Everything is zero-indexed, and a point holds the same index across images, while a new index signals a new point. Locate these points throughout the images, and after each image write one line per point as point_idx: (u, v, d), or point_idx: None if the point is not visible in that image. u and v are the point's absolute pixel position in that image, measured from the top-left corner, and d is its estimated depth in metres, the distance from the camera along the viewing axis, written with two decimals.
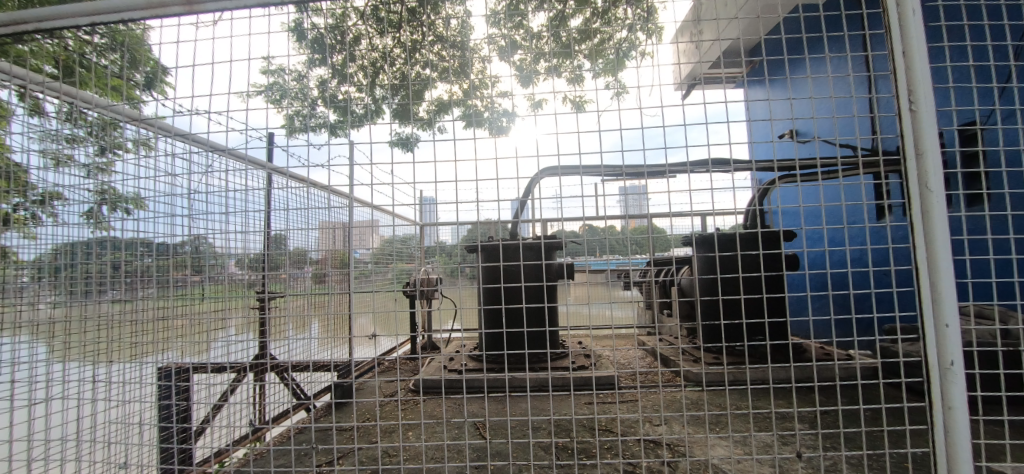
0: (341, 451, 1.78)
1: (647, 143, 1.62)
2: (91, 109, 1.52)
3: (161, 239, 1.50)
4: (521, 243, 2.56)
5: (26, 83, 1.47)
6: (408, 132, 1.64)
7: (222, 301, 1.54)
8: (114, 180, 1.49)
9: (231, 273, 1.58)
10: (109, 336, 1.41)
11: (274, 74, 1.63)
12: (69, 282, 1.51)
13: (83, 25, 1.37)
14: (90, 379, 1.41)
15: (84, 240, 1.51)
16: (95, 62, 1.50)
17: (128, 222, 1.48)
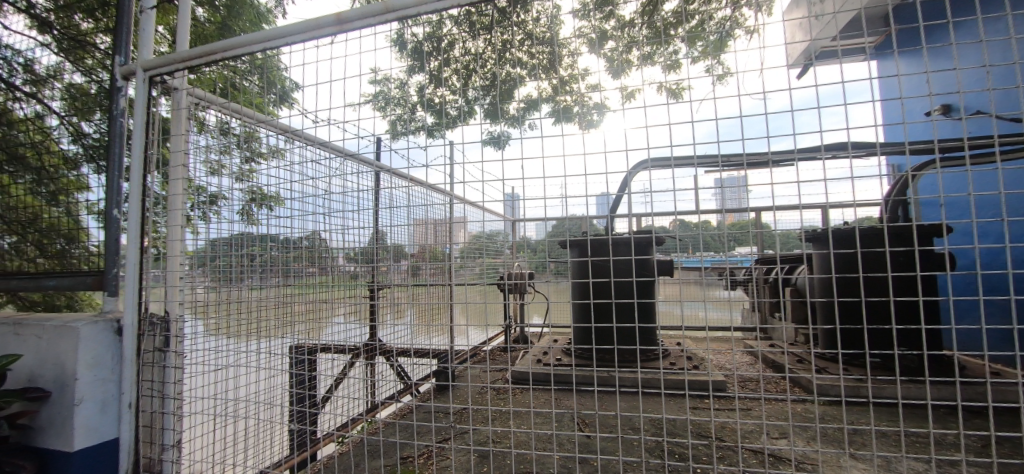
0: (449, 432, 1.92)
1: (749, 131, 1.36)
2: (238, 121, 1.70)
3: (290, 234, 1.73)
4: (614, 239, 2.48)
5: (206, 103, 1.67)
6: (499, 131, 1.56)
7: (348, 287, 1.82)
8: (260, 181, 1.62)
9: (340, 265, 1.74)
10: (252, 318, 1.59)
11: (381, 83, 1.59)
12: (216, 268, 1.71)
13: (254, 52, 1.55)
14: (225, 352, 1.54)
15: (238, 233, 1.68)
16: (245, 83, 1.71)
17: (272, 218, 1.64)
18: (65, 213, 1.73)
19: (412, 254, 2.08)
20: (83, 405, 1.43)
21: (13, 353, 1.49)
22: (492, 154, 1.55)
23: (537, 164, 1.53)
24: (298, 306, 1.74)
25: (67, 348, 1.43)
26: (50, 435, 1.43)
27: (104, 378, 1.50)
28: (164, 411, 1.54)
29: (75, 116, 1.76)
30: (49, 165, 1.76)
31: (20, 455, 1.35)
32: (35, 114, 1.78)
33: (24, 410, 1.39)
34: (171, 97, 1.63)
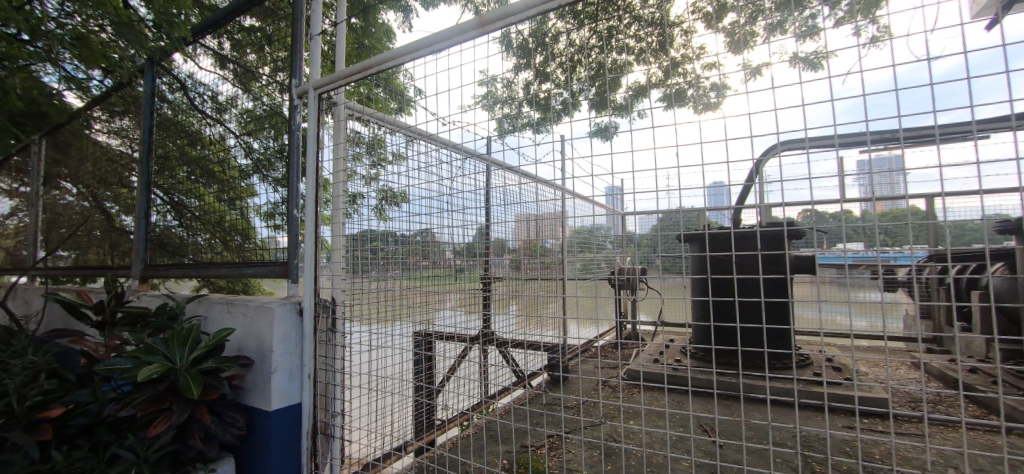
0: (568, 425, 2.06)
1: (956, 99, 0.94)
2: (372, 123, 1.78)
3: (401, 230, 1.76)
4: (743, 235, 2.23)
5: (360, 115, 1.76)
6: (606, 121, 1.36)
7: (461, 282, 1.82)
8: (391, 180, 1.73)
9: (448, 261, 1.73)
10: (389, 302, 1.66)
11: (489, 84, 1.53)
12: (352, 259, 1.72)
13: (405, 62, 1.62)
14: (367, 336, 1.65)
15: (371, 230, 1.75)
16: (378, 95, 1.82)
17: (402, 214, 1.71)
18: (240, 214, 2.08)
19: (521, 251, 1.92)
20: (276, 374, 1.61)
21: (228, 326, 1.76)
22: (633, 138, 1.31)
23: (697, 150, 1.22)
24: (418, 296, 1.76)
25: (264, 324, 1.63)
26: (253, 397, 1.64)
27: (291, 352, 1.66)
28: (331, 383, 1.65)
29: (245, 135, 2.09)
30: (229, 175, 2.13)
31: (234, 412, 1.58)
32: (219, 136, 2.16)
33: (237, 375, 1.61)
34: (333, 110, 1.75)
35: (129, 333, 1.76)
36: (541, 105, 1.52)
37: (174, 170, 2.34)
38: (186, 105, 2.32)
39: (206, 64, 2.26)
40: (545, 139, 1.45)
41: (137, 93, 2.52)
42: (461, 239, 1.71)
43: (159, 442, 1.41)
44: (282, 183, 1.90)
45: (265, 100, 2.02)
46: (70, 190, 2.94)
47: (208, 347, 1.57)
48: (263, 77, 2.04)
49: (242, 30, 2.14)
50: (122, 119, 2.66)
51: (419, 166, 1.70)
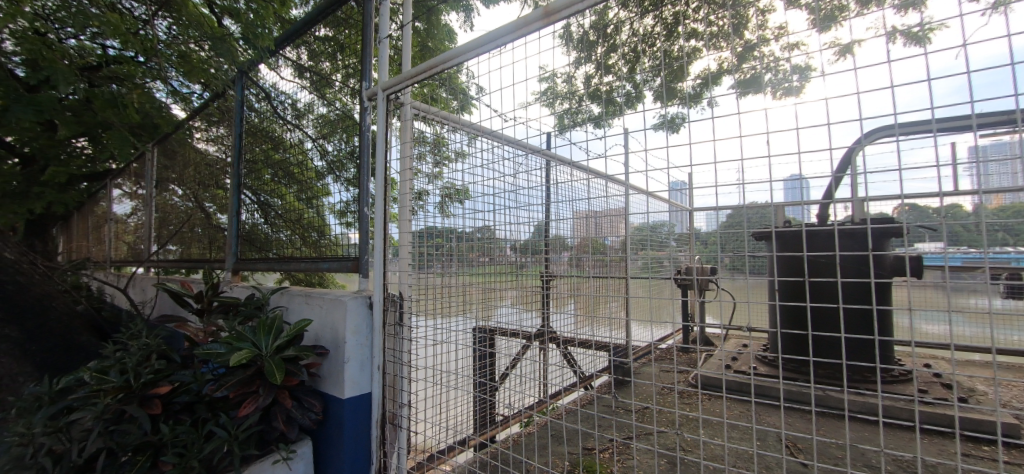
0: (638, 429, 2.00)
1: None
2: (435, 122, 1.83)
3: (462, 228, 1.75)
4: (837, 234, 1.99)
5: (425, 115, 1.82)
6: (675, 111, 1.26)
7: (519, 280, 1.80)
8: (453, 176, 1.77)
9: (506, 256, 1.75)
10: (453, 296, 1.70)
11: (548, 80, 1.49)
12: (417, 254, 1.76)
13: (468, 60, 1.64)
14: (433, 330, 1.69)
15: (434, 227, 1.77)
16: (441, 96, 1.85)
17: (463, 211, 1.72)
18: (316, 212, 2.23)
19: (580, 248, 1.88)
20: (349, 364, 1.71)
21: (306, 317, 1.89)
22: (706, 128, 1.17)
23: (793, 137, 1.06)
24: (479, 292, 1.77)
25: (338, 317, 1.74)
26: (327, 384, 1.77)
27: (362, 344, 1.76)
28: (398, 375, 1.71)
29: (320, 139, 2.24)
30: (307, 176, 2.30)
31: (312, 398, 1.72)
32: (299, 140, 2.34)
33: (314, 364, 1.73)
34: (399, 111, 1.84)
35: (225, 320, 1.95)
36: (604, 98, 1.42)
37: (260, 173, 2.56)
38: (270, 113, 2.52)
39: (287, 74, 2.45)
40: (605, 133, 1.39)
41: (230, 103, 2.79)
42: (522, 235, 1.72)
43: (247, 422, 1.56)
44: (353, 183, 2.01)
45: (337, 105, 2.15)
46: (178, 192, 3.35)
47: (290, 337, 1.69)
48: (336, 83, 2.17)
49: (317, 40, 2.28)
50: (218, 128, 2.96)
51: (479, 164, 1.71)
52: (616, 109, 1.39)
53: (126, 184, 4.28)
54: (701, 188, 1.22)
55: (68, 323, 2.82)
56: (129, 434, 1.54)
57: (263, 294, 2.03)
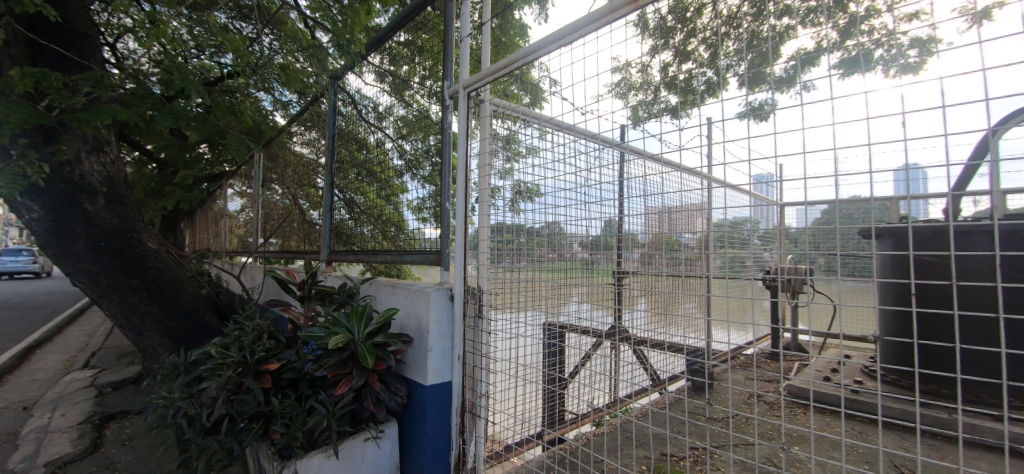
0: (732, 439, 2.03)
1: None
2: (514, 119, 1.87)
3: (530, 225, 1.80)
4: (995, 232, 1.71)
5: (504, 111, 1.87)
6: (764, 98, 1.09)
7: (591, 276, 1.86)
8: (522, 174, 1.79)
9: (576, 254, 1.76)
10: (530, 288, 1.73)
11: (622, 71, 1.44)
12: (497, 247, 1.77)
13: (550, 52, 1.61)
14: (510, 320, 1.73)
15: (508, 221, 1.79)
16: (515, 92, 1.86)
17: (535, 207, 1.77)
18: (394, 208, 2.36)
19: (654, 244, 1.74)
20: (431, 353, 1.77)
21: (392, 306, 2.01)
22: (816, 111, 0.99)
23: (935, 117, 0.85)
24: (555, 288, 1.76)
25: (422, 306, 1.81)
26: (411, 371, 1.85)
27: (444, 334, 1.81)
28: (477, 366, 1.73)
29: (400, 140, 2.37)
30: (387, 174, 2.44)
31: (398, 383, 1.82)
32: (381, 142, 2.49)
33: (400, 351, 1.83)
34: (479, 107, 1.88)
35: (322, 307, 2.14)
36: (682, 88, 1.31)
37: (347, 173, 2.78)
38: (355, 117, 2.72)
39: (370, 79, 2.62)
40: (684, 123, 1.26)
41: (322, 109, 3.06)
42: (588, 233, 1.73)
43: (343, 400, 1.72)
44: (430, 180, 2.10)
45: (415, 107, 2.26)
46: (277, 191, 3.73)
47: (379, 324, 1.80)
48: (414, 86, 2.28)
49: (398, 45, 2.42)
50: (311, 132, 3.26)
51: (550, 160, 1.71)
52: (694, 99, 1.26)
53: (235, 184, 4.86)
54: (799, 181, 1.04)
55: (194, 305, 3.29)
56: (245, 403, 1.75)
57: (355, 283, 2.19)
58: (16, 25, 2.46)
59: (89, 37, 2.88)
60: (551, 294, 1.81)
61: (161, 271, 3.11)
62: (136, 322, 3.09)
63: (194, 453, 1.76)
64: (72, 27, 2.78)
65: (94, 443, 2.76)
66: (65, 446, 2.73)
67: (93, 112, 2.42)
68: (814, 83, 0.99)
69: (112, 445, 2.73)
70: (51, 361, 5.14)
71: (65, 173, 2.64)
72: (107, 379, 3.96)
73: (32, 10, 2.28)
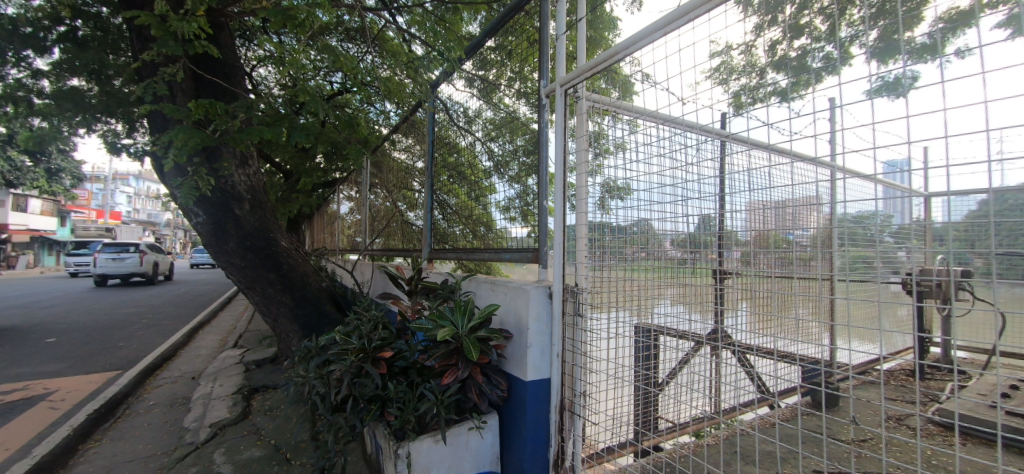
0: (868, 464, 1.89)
1: None
2: (610, 113, 1.80)
3: (618, 222, 1.78)
4: None
5: (602, 106, 1.82)
6: (898, 70, 0.94)
7: (684, 276, 1.60)
8: (610, 172, 1.78)
9: (666, 253, 1.61)
10: (623, 288, 1.72)
11: (720, 56, 1.33)
12: (600, 244, 1.79)
13: (655, 41, 1.51)
14: (605, 320, 1.74)
15: (602, 220, 1.81)
16: (604, 87, 1.82)
17: (623, 206, 1.74)
18: (484, 208, 2.46)
19: (752, 242, 1.44)
20: (532, 349, 1.87)
21: (493, 302, 2.11)
22: (967, 86, 0.85)
23: None
24: (648, 289, 1.66)
25: (522, 304, 1.91)
26: (512, 366, 1.96)
27: (542, 331, 1.91)
28: (574, 363, 1.80)
29: (489, 142, 2.45)
30: (477, 175, 2.54)
31: (499, 376, 1.95)
32: (471, 144, 2.60)
33: (501, 346, 1.95)
34: (575, 105, 1.89)
35: (428, 301, 2.30)
36: (794, 66, 1.17)
37: (440, 175, 2.95)
38: (447, 122, 2.88)
39: (460, 86, 2.77)
40: (798, 108, 1.14)
41: (419, 117, 3.31)
42: (684, 229, 1.53)
43: (449, 390, 1.86)
44: (517, 180, 2.19)
45: (502, 109, 2.34)
46: (380, 194, 4.10)
47: (481, 319, 1.93)
48: (503, 88, 2.34)
49: (487, 51, 2.52)
50: (408, 139, 3.54)
51: (647, 154, 1.65)
52: (810, 77, 1.13)
53: (345, 190, 5.45)
54: (945, 168, 0.92)
55: (318, 296, 3.69)
56: (366, 386, 1.95)
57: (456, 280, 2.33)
58: (189, 64, 3.00)
59: (236, 67, 3.40)
60: (638, 294, 1.68)
61: (292, 266, 3.57)
62: (275, 310, 3.57)
63: (326, 427, 2.00)
64: (225, 61, 3.28)
65: (245, 410, 3.27)
66: (224, 411, 3.29)
67: (247, 133, 2.87)
68: (972, 51, 0.85)
69: (258, 413, 3.22)
70: (209, 342, 6.21)
71: (222, 185, 3.16)
72: (250, 358, 4.67)
73: (201, 51, 2.77)
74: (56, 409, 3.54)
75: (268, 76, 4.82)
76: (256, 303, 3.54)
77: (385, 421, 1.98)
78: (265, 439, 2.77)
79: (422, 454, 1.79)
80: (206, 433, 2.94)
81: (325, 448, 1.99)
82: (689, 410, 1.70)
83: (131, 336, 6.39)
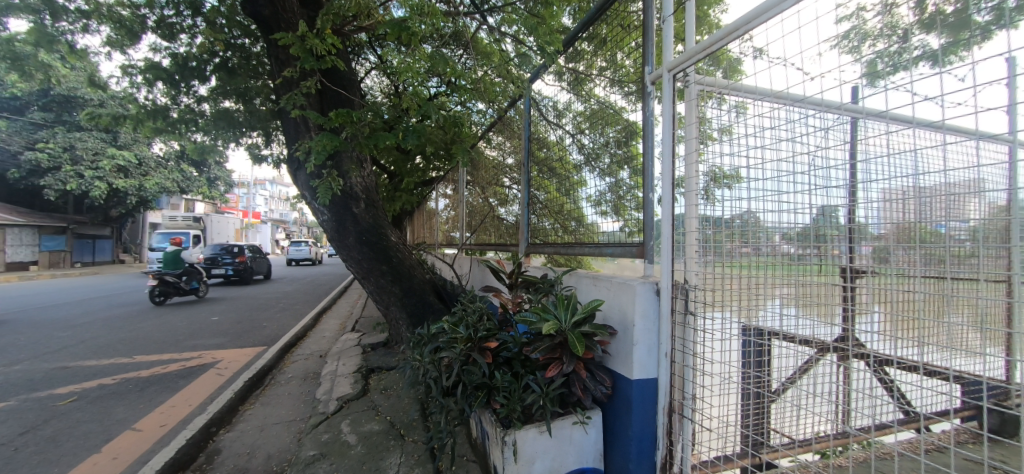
0: None
1: None
2: (730, 93, 1.61)
3: (722, 214, 1.65)
4: None
5: (717, 90, 1.65)
6: None
7: (809, 275, 1.45)
8: (717, 159, 1.66)
9: (778, 247, 1.52)
10: (734, 285, 1.60)
11: (851, 20, 1.25)
12: (716, 239, 1.64)
13: (785, 10, 1.30)
14: (713, 320, 1.61)
15: (710, 214, 1.66)
16: (711, 70, 1.67)
17: (731, 195, 1.61)
18: (574, 202, 2.46)
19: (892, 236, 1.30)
20: (638, 347, 1.80)
21: (595, 297, 2.09)
22: None
23: None
24: (769, 284, 1.56)
25: (626, 299, 1.85)
26: (616, 364, 1.93)
27: (649, 329, 1.82)
28: (685, 364, 1.69)
29: (578, 135, 2.42)
30: (566, 170, 2.54)
31: (602, 373, 1.95)
32: (560, 138, 2.60)
33: (605, 342, 1.93)
34: (684, 91, 1.73)
35: (529, 295, 2.37)
36: (951, 23, 1.06)
37: (531, 170, 2.99)
38: (537, 117, 2.91)
39: (550, 80, 2.78)
40: (955, 72, 1.04)
41: (512, 115, 3.41)
42: (800, 221, 1.45)
43: (554, 383, 1.89)
44: (610, 173, 2.15)
45: (593, 101, 2.29)
46: (474, 191, 4.28)
47: (585, 314, 1.92)
48: (593, 79, 2.30)
49: (580, 42, 2.49)
50: (501, 136, 3.67)
51: (766, 139, 1.51)
52: (969, 37, 1.03)
53: (442, 188, 5.81)
54: None
55: (422, 288, 3.94)
56: (473, 373, 2.07)
57: (556, 275, 2.35)
58: (321, 77, 3.42)
59: (352, 77, 3.77)
60: (745, 294, 1.61)
61: (400, 259, 3.88)
62: (386, 299, 3.91)
63: (438, 410, 2.16)
64: (347, 74, 3.68)
65: (364, 387, 3.67)
66: (347, 387, 3.72)
67: (374, 138, 3.27)
68: None
69: (375, 391, 3.59)
70: (329, 325, 7.08)
71: (344, 187, 3.58)
72: (365, 341, 5.23)
73: (330, 65, 3.16)
74: (221, 375, 4.33)
75: (374, 86, 5.34)
76: (370, 293, 3.93)
77: (491, 408, 2.08)
78: (382, 415, 3.08)
79: (528, 443, 1.85)
80: (334, 405, 3.36)
81: (438, 428, 2.15)
82: (819, 423, 1.51)
83: (272, 317, 7.58)
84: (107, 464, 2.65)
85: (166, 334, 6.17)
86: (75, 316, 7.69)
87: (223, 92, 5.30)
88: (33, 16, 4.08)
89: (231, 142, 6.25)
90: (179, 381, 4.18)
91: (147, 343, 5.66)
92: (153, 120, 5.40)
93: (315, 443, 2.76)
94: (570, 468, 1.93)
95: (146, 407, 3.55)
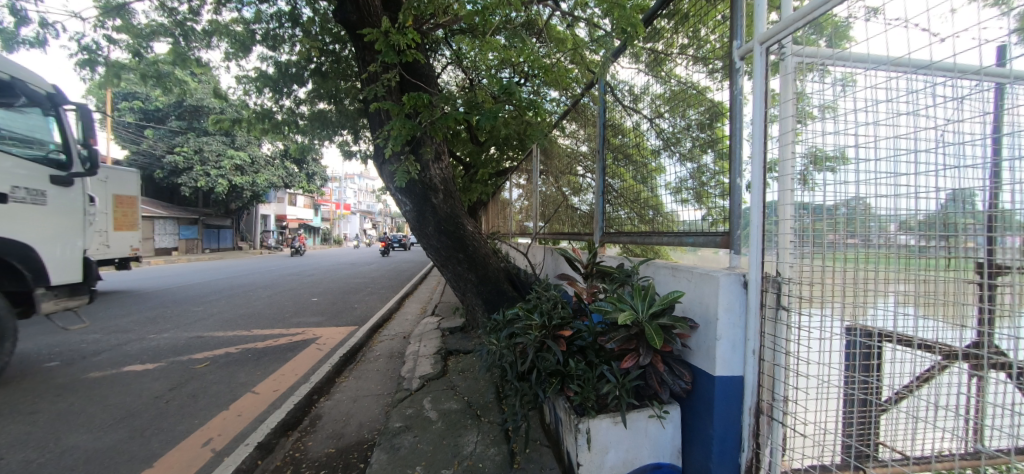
0: None
1: None
2: (836, 64, 1.43)
3: (823, 200, 1.48)
4: None
5: (819, 62, 1.46)
6: None
7: (933, 271, 1.29)
8: (819, 138, 1.48)
9: (895, 239, 1.36)
10: (839, 281, 1.44)
11: None
12: (815, 227, 1.48)
13: None
14: (809, 318, 1.46)
15: (811, 201, 1.49)
16: (809, 37, 1.47)
17: (832, 179, 1.45)
18: (652, 190, 2.37)
19: None
20: (721, 342, 1.70)
21: (675, 289, 2.00)
22: None
23: None
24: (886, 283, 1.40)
25: (709, 291, 1.74)
26: (697, 358, 1.84)
27: (734, 324, 1.70)
28: (776, 363, 1.57)
29: (656, 119, 2.32)
30: (643, 155, 2.45)
31: (681, 368, 1.89)
32: (637, 124, 2.51)
33: (684, 335, 1.85)
34: (780, 65, 1.56)
35: (604, 285, 2.35)
36: None
37: (607, 158, 2.92)
38: (612, 102, 2.83)
39: (626, 63, 2.68)
40: None
41: (585, 101, 3.35)
42: (923, 208, 1.28)
43: (630, 374, 1.86)
44: (691, 158, 2.03)
45: (673, 81, 2.17)
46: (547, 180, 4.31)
47: (663, 305, 1.86)
48: (674, 58, 2.18)
49: (659, 20, 2.37)
50: (573, 124, 3.65)
51: (881, 113, 1.34)
52: None
53: (515, 178, 5.90)
54: None
55: (496, 276, 4.05)
56: (547, 360, 2.11)
57: (633, 265, 2.30)
58: (401, 70, 3.63)
59: (429, 72, 3.94)
60: (851, 290, 1.44)
61: (474, 248, 4.00)
62: (463, 285, 4.11)
63: (511, 393, 2.24)
64: (425, 66, 3.87)
65: (444, 368, 3.90)
66: (428, 367, 4.00)
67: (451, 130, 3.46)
68: None
69: (453, 372, 3.80)
70: (412, 308, 7.63)
71: (423, 179, 3.83)
72: (444, 325, 5.55)
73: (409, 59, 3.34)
74: (321, 349, 4.90)
75: (451, 80, 5.57)
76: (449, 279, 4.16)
77: (564, 395, 2.10)
78: (460, 395, 3.26)
79: (601, 433, 1.85)
80: (417, 382, 3.63)
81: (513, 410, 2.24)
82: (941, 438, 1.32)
83: (363, 300, 8.35)
84: (234, 419, 3.15)
85: (276, 311, 7.09)
86: (207, 294, 9.12)
87: (319, 94, 5.89)
88: (171, 39, 4.84)
89: (325, 140, 6.93)
90: (287, 353, 4.81)
91: (262, 319, 6.56)
92: (262, 123, 6.17)
93: (400, 416, 3.01)
94: (645, 461, 1.90)
95: (261, 374, 4.13)
